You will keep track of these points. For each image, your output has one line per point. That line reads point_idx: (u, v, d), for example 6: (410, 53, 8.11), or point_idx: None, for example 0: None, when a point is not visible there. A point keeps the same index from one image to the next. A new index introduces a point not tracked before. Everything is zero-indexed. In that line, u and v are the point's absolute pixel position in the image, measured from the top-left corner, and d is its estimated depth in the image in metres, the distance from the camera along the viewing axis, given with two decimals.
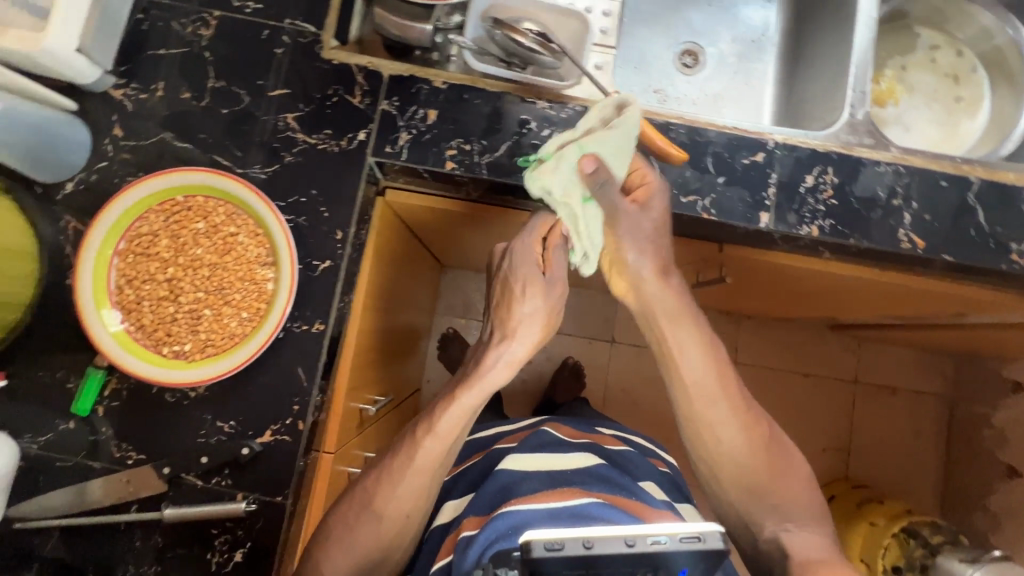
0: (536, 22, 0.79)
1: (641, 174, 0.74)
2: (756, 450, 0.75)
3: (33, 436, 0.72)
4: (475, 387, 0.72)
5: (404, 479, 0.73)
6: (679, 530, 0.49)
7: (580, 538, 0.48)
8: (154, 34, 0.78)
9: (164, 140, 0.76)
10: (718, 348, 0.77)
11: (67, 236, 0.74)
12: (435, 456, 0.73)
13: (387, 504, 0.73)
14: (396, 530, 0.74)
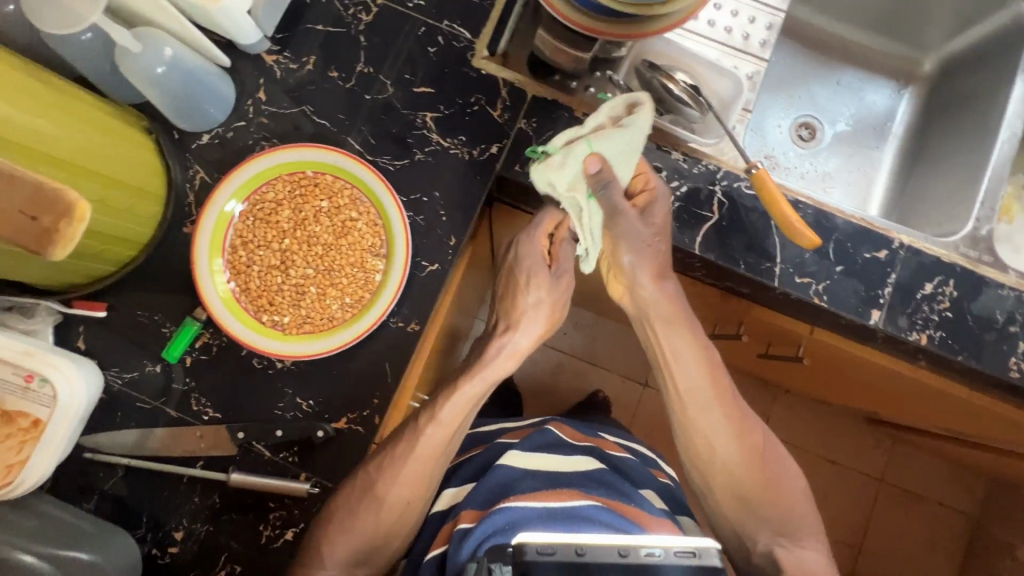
0: (687, 72, 0.78)
1: (646, 180, 0.73)
2: (754, 461, 0.71)
3: (118, 371, 0.73)
4: (483, 368, 0.71)
5: (403, 467, 0.68)
6: (675, 545, 0.53)
7: (570, 544, 0.50)
8: (315, 8, 0.79)
9: (304, 113, 0.78)
10: (712, 354, 0.74)
11: (192, 185, 0.76)
12: (442, 440, 0.69)
13: (390, 493, 0.68)
14: (394, 518, 0.68)
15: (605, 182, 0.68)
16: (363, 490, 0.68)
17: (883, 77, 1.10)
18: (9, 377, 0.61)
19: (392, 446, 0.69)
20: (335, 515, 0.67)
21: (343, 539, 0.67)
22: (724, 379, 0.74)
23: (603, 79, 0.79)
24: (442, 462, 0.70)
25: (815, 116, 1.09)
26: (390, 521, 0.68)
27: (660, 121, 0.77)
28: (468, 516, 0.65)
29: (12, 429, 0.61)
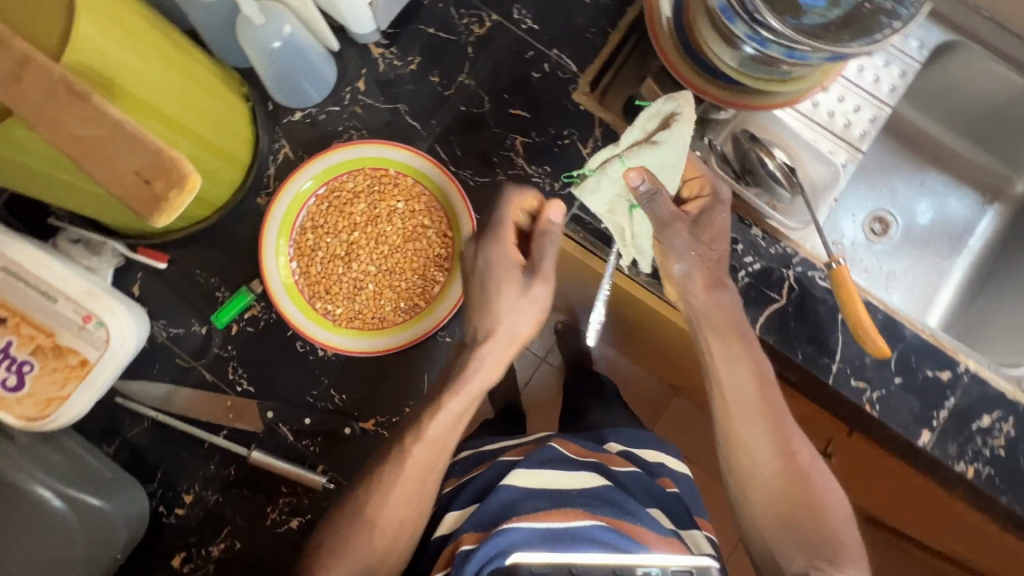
0: (783, 150, 0.76)
1: (699, 185, 0.69)
2: (798, 481, 0.64)
3: (165, 324, 0.73)
4: (467, 384, 0.63)
5: (392, 489, 0.62)
6: (672, 563, 0.50)
7: (563, 563, 0.48)
8: (431, 11, 0.79)
9: (397, 112, 0.78)
10: (762, 363, 0.67)
11: (276, 158, 0.76)
12: (428, 453, 0.62)
13: (382, 514, 0.61)
14: (387, 547, 0.62)
15: (651, 197, 0.64)
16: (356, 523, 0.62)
17: (969, 186, 1.04)
18: (68, 312, 0.61)
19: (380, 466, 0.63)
20: (333, 534, 0.62)
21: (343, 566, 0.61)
22: (773, 388, 0.66)
23: (698, 138, 0.77)
24: (432, 480, 0.63)
25: (887, 210, 1.03)
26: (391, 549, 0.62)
27: (749, 194, 0.74)
28: (468, 539, 0.55)
29: (60, 364, 0.61)
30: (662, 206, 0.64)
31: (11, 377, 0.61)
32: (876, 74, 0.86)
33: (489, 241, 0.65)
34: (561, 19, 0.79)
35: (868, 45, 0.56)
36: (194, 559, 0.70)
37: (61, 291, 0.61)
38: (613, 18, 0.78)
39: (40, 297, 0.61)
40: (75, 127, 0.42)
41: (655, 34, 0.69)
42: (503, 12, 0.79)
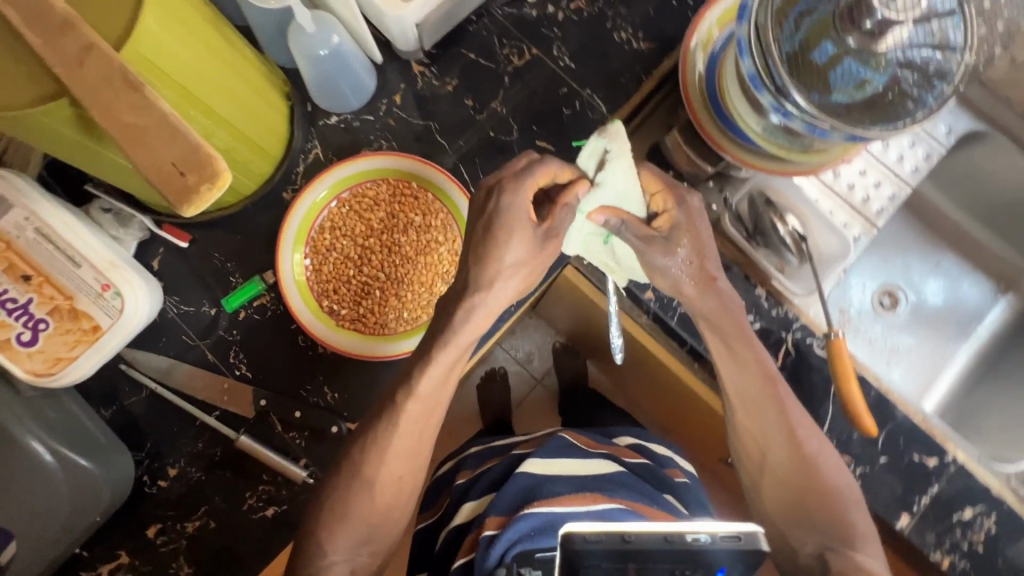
0: (798, 217, 0.76)
1: (664, 198, 0.66)
2: (806, 469, 0.67)
3: (178, 300, 0.76)
4: (449, 342, 0.63)
5: (391, 444, 0.64)
6: (720, 529, 0.52)
7: (615, 532, 0.52)
8: (474, 37, 0.82)
9: (429, 129, 0.81)
10: (768, 362, 0.69)
11: (307, 157, 0.79)
12: (425, 406, 0.65)
13: (382, 470, 0.65)
14: (386, 508, 0.66)
15: (619, 227, 0.65)
16: (356, 480, 0.64)
17: (984, 274, 1.02)
18: (89, 279, 0.64)
19: (375, 425, 0.65)
20: (337, 493, 0.65)
21: (356, 524, 0.64)
22: (779, 387, 0.68)
23: (716, 193, 0.78)
24: (429, 435, 0.67)
25: (895, 282, 1.00)
26: (390, 517, 0.67)
27: (757, 255, 0.76)
28: (491, 523, 0.65)
29: (74, 328, 0.64)
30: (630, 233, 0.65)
31: (26, 332, 0.63)
32: (900, 153, 0.87)
33: (506, 189, 0.63)
34: (598, 63, 0.82)
35: (891, 129, 0.56)
36: (169, 533, 0.72)
37: (86, 257, 0.64)
38: (648, 67, 0.82)
39: (65, 261, 0.64)
40: (125, 114, 0.45)
41: (685, 89, 0.72)
42: (544, 47, 0.82)
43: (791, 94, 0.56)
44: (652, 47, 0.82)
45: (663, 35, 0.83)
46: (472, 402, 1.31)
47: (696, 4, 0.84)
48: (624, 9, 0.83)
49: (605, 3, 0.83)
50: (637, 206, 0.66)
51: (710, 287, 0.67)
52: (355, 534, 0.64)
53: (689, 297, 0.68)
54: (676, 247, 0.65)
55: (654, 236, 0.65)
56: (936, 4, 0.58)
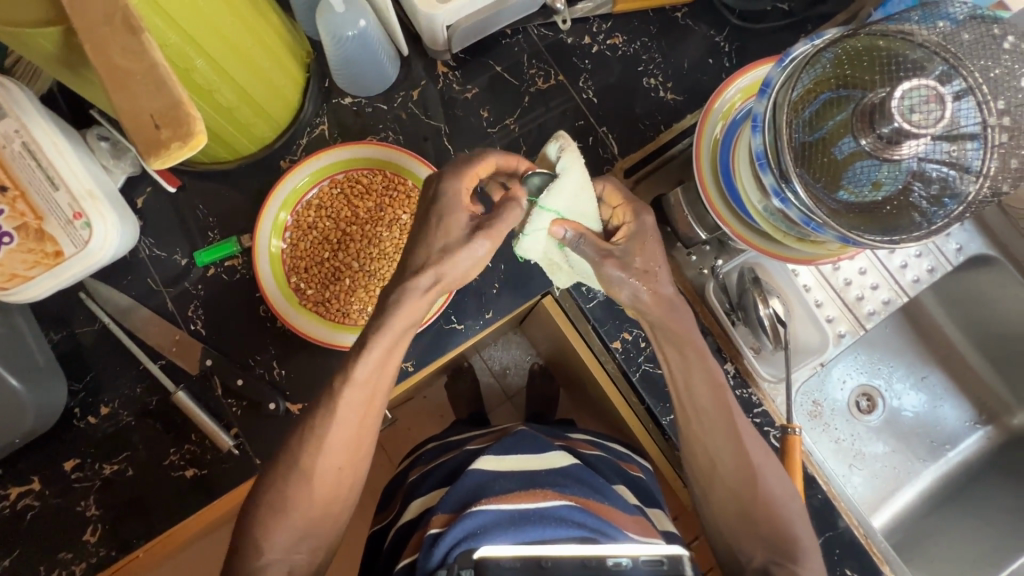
0: (781, 300, 0.76)
1: (624, 211, 0.64)
2: (751, 480, 0.63)
3: (152, 242, 0.76)
4: (387, 329, 0.57)
5: (326, 438, 0.58)
6: (643, 553, 0.47)
7: (531, 557, 0.47)
8: (505, 51, 0.81)
9: (439, 131, 0.80)
10: (717, 370, 0.64)
11: (312, 131, 0.79)
12: (364, 396, 0.59)
13: (318, 465, 0.59)
14: (328, 501, 0.61)
15: (577, 241, 0.62)
16: (297, 473, 0.59)
17: (967, 399, 0.97)
18: (62, 204, 0.64)
19: (313, 417, 0.59)
20: (276, 479, 0.59)
21: (297, 515, 0.59)
22: (728, 395, 0.64)
23: (711, 258, 0.77)
24: (369, 431, 0.61)
25: (874, 383, 0.96)
26: (325, 523, 0.61)
27: (734, 332, 0.75)
28: (436, 521, 0.58)
29: (36, 248, 0.64)
30: (589, 247, 0.61)
31: None
32: (905, 260, 0.85)
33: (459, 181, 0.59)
34: (622, 104, 0.81)
35: (888, 240, 0.54)
36: (85, 470, 0.71)
37: (64, 182, 0.64)
38: (670, 119, 0.81)
39: (44, 180, 0.64)
40: (116, 55, 0.45)
41: (699, 148, 0.71)
42: (571, 76, 0.82)
43: (792, 183, 0.55)
44: (679, 99, 0.81)
45: (693, 90, 0.82)
46: (434, 403, 1.29)
47: (732, 67, 0.83)
48: (660, 55, 0.82)
49: (642, 46, 0.82)
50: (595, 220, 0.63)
51: (664, 295, 0.61)
52: (293, 527, 0.59)
53: (645, 304, 0.61)
54: (635, 260, 0.61)
55: (612, 250, 0.61)
56: (963, 123, 0.56)
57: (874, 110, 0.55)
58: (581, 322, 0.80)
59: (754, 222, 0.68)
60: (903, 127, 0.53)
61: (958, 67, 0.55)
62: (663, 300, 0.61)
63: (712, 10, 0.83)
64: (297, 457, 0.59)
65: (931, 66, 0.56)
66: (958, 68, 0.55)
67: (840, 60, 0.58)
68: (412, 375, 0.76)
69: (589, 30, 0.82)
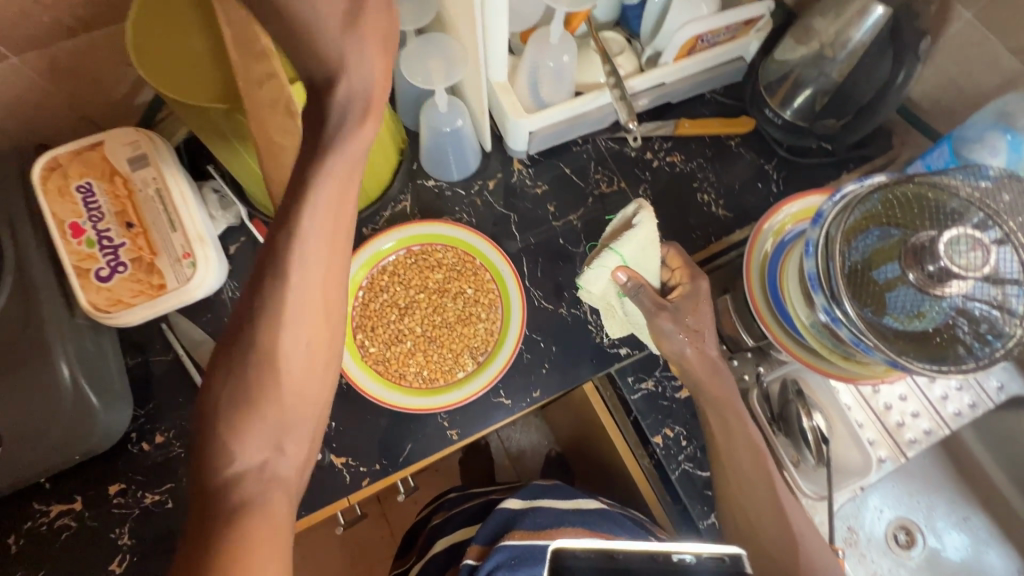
0: (824, 415, 0.77)
1: (682, 274, 0.74)
2: (793, 549, 0.65)
3: (235, 286, 0.82)
4: (335, 150, 0.48)
5: (276, 305, 0.47)
6: (705, 550, 0.52)
7: (604, 550, 0.52)
8: (575, 157, 0.91)
9: (508, 218, 0.88)
10: (757, 436, 0.70)
11: (395, 206, 0.87)
12: (325, 246, 0.49)
13: (281, 343, 0.48)
14: (295, 389, 0.49)
15: (636, 290, 0.71)
16: (252, 357, 0.47)
17: (1014, 548, 0.92)
18: (175, 244, 0.72)
19: (260, 280, 0.48)
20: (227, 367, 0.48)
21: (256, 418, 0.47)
22: (769, 464, 0.68)
23: (752, 365, 0.80)
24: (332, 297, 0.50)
25: (913, 517, 0.93)
26: (293, 421, 0.49)
27: (775, 441, 0.76)
28: (472, 552, 0.67)
29: (144, 280, 0.71)
30: (647, 297, 0.70)
31: (105, 269, 0.70)
32: (945, 392, 0.84)
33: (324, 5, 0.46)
34: (676, 214, 0.89)
35: (935, 368, 0.58)
36: (127, 496, 0.73)
37: (183, 226, 0.72)
38: (720, 232, 0.88)
39: (166, 222, 0.72)
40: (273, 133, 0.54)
41: (748, 261, 0.77)
42: (632, 183, 0.90)
43: (842, 303, 0.60)
44: (729, 216, 0.89)
45: (742, 209, 0.89)
46: (451, 479, 1.27)
47: (779, 192, 0.91)
48: (713, 176, 0.91)
49: (697, 166, 0.91)
50: (655, 277, 0.73)
51: (709, 355, 0.72)
52: (264, 432, 0.47)
53: (690, 361, 0.71)
54: (687, 318, 0.71)
55: (667, 304, 0.71)
56: (1004, 269, 0.60)
57: (922, 249, 0.60)
58: (620, 412, 0.82)
59: (800, 337, 0.72)
60: (950, 267, 0.59)
61: (996, 218, 0.60)
62: (712, 371, 0.71)
63: (762, 142, 0.92)
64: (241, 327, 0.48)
65: (969, 214, 0.62)
66: (994, 218, 0.60)
67: (887, 203, 0.64)
68: (454, 444, 0.77)
69: (652, 147, 0.92)
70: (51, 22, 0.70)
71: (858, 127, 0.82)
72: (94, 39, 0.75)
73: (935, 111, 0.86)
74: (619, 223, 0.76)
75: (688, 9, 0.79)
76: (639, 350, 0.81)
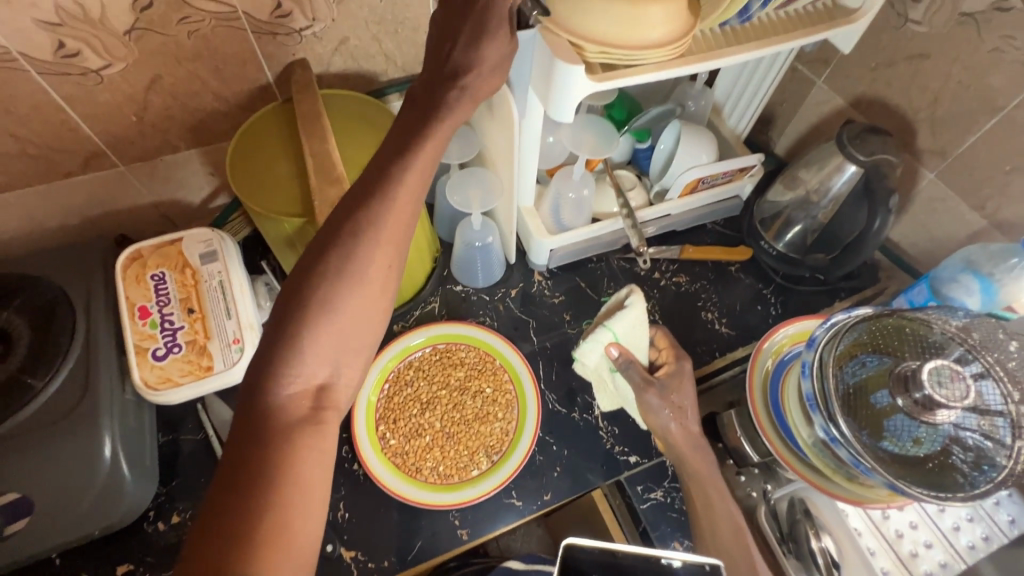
0: (833, 538, 0.77)
1: (668, 353, 0.82)
2: None
3: None
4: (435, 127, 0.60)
5: (361, 242, 0.55)
6: (689, 558, 0.55)
7: (608, 549, 0.55)
8: (590, 272, 1.01)
9: (526, 323, 0.96)
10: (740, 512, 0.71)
11: (424, 307, 0.96)
12: (411, 202, 0.58)
13: (367, 274, 0.55)
14: (355, 322, 0.55)
15: (626, 365, 0.79)
16: (333, 283, 0.53)
17: None
18: (229, 330, 0.80)
19: (353, 217, 0.56)
20: (305, 289, 0.53)
21: (323, 336, 0.53)
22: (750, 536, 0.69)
23: (761, 482, 0.83)
24: (403, 245, 0.58)
25: None
26: (349, 350, 0.55)
27: (786, 563, 0.75)
28: None
29: (195, 360, 0.78)
30: (636, 372, 0.78)
31: (162, 349, 0.77)
32: (956, 522, 0.83)
33: (459, 39, 0.61)
34: (682, 329, 0.96)
35: (933, 495, 0.61)
36: None
37: (238, 313, 0.81)
38: (723, 348, 0.95)
39: (223, 309, 0.81)
40: None
41: (750, 378, 0.82)
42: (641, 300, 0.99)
43: (839, 424, 0.64)
44: (732, 333, 0.96)
45: (743, 328, 0.97)
46: None
47: (777, 314, 0.98)
48: (716, 297, 0.99)
49: (701, 287, 1.00)
50: (645, 354, 0.81)
51: (691, 430, 0.76)
52: (325, 354, 0.53)
53: (674, 434, 0.75)
54: (672, 394, 0.78)
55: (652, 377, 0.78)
56: (989, 400, 0.64)
57: (907, 377, 0.66)
58: (626, 520, 0.83)
59: (803, 455, 0.75)
60: (933, 396, 0.64)
61: (975, 353, 0.66)
62: (718, 482, 0.73)
63: (760, 269, 1.02)
64: (323, 255, 0.54)
65: (949, 348, 0.68)
66: (973, 353, 0.66)
67: (872, 333, 0.71)
68: (463, 544, 0.77)
69: (660, 268, 1.02)
70: (162, 141, 0.85)
71: (846, 262, 0.91)
72: (191, 155, 0.90)
73: (914, 252, 0.96)
74: (614, 303, 0.84)
75: (690, 156, 0.93)
76: (648, 460, 0.84)
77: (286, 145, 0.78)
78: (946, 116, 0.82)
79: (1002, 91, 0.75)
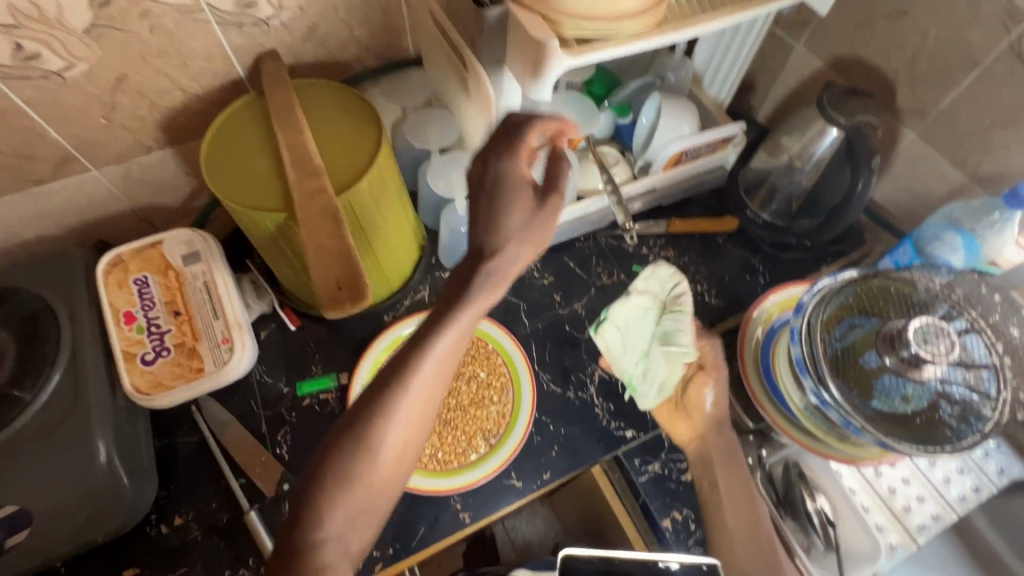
0: (828, 499, 0.80)
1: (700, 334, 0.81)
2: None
3: (263, 369, 0.87)
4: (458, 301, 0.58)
5: (378, 417, 0.56)
6: (686, 561, 0.64)
7: (605, 558, 0.64)
8: (578, 251, 1.00)
9: (517, 306, 0.95)
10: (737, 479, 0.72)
11: (414, 295, 0.95)
12: (433, 386, 0.58)
13: (383, 447, 0.56)
14: (373, 494, 0.56)
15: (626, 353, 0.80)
16: (351, 458, 0.55)
17: None
18: (216, 330, 0.80)
19: (375, 389, 0.57)
20: (330, 458, 0.55)
21: (341, 503, 0.54)
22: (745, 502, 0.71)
23: (755, 448, 0.83)
24: (427, 423, 0.58)
25: None
26: (364, 517, 0.55)
27: (784, 525, 0.77)
28: None
29: (185, 362, 0.78)
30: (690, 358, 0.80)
31: (151, 353, 0.78)
32: (947, 475, 0.84)
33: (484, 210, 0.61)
34: None
35: (921, 448, 0.62)
36: None
37: (224, 313, 0.81)
38: (713, 318, 0.95)
39: (209, 310, 0.81)
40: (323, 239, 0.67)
41: (742, 348, 0.84)
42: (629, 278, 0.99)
43: (829, 388, 0.65)
44: (721, 304, 0.96)
45: (732, 298, 0.97)
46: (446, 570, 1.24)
47: (766, 283, 0.99)
48: (704, 270, 1.00)
49: (689, 260, 1.00)
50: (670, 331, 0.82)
51: None
52: (344, 521, 0.55)
53: None
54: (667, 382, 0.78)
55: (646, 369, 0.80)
56: (975, 354, 0.66)
57: (894, 336, 0.67)
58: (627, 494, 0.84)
59: (794, 418, 0.76)
60: (919, 353, 0.65)
61: (959, 309, 0.68)
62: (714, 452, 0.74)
63: (747, 239, 1.01)
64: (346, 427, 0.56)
65: (935, 305, 0.70)
66: (957, 309, 0.68)
67: (859, 295, 0.71)
68: (466, 527, 0.78)
69: (647, 244, 1.01)
70: (134, 143, 0.83)
71: (832, 227, 0.91)
72: (166, 155, 0.87)
73: (896, 211, 0.97)
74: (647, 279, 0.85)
75: (671, 128, 0.93)
76: (644, 433, 0.85)
77: (261, 138, 0.75)
78: (926, 73, 0.82)
79: (980, 45, 0.75)
